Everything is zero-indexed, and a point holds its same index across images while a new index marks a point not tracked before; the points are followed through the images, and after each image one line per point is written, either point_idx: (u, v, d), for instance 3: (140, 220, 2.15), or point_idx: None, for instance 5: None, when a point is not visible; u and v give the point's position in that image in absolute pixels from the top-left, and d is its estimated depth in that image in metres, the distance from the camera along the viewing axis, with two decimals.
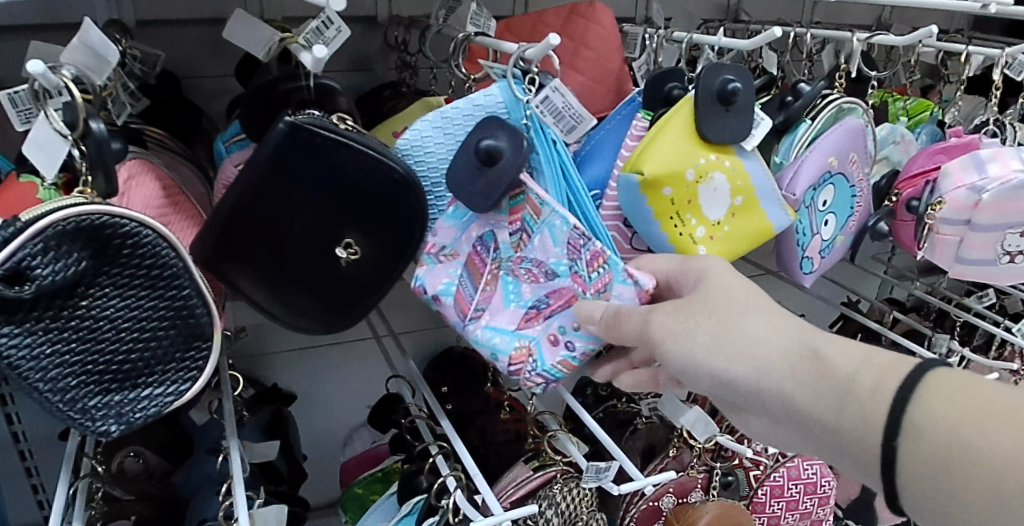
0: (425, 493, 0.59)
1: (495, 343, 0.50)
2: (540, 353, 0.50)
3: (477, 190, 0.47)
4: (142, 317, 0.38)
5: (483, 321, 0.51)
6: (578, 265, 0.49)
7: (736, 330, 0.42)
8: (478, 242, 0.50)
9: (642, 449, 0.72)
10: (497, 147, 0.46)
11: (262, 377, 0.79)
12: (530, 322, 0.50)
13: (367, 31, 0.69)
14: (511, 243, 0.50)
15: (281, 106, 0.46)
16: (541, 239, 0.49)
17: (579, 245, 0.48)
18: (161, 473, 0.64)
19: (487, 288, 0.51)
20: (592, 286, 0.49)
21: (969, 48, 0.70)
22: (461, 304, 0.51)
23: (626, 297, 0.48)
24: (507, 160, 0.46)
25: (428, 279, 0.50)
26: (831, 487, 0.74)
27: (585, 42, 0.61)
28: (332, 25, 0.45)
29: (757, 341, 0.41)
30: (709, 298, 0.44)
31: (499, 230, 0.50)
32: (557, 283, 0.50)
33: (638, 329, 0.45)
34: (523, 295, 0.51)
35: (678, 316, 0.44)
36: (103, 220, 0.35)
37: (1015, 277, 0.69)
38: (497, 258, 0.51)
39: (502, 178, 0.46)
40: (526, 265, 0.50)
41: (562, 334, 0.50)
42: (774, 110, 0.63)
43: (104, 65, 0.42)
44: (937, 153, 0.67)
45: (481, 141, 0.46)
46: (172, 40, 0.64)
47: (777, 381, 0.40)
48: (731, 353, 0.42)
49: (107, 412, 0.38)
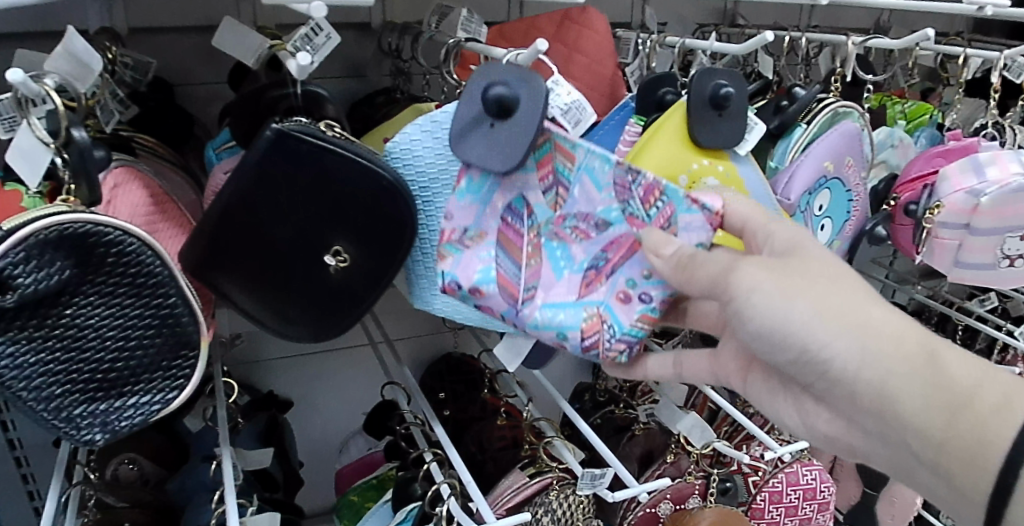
0: (419, 501, 0.59)
1: (561, 319, 0.47)
2: (615, 316, 0.46)
3: (490, 144, 0.45)
4: (128, 326, 0.38)
5: (537, 300, 0.48)
6: (630, 205, 0.45)
7: (851, 315, 0.40)
8: (507, 212, 0.48)
9: (639, 455, 0.72)
10: (506, 93, 0.43)
11: (258, 383, 0.79)
12: (592, 288, 0.47)
13: (361, 38, 0.69)
14: (547, 202, 0.47)
15: (268, 113, 0.47)
16: (582, 188, 0.46)
17: (628, 182, 0.44)
18: (157, 480, 0.64)
19: (533, 263, 0.48)
20: (655, 223, 0.44)
21: (967, 51, 0.70)
22: (509, 287, 0.48)
23: (697, 225, 0.43)
24: (521, 106, 0.43)
25: (459, 272, 0.49)
26: (831, 493, 0.73)
27: (578, 48, 0.61)
28: (321, 32, 0.45)
29: (878, 334, 0.40)
30: (813, 263, 0.40)
31: (531, 191, 0.47)
32: (614, 232, 0.46)
33: (734, 290, 0.40)
34: (576, 261, 0.48)
35: (784, 282, 0.40)
36: (86, 229, 0.35)
37: (1016, 280, 0.68)
38: (535, 225, 0.48)
39: (520, 126, 0.44)
40: (572, 223, 0.47)
41: (632, 288, 0.46)
42: (769, 115, 0.62)
43: (87, 73, 0.42)
44: (936, 157, 0.67)
45: (489, 88, 0.44)
46: (164, 48, 0.64)
47: (879, 377, 0.40)
48: (842, 337, 0.40)
49: (93, 420, 0.38)
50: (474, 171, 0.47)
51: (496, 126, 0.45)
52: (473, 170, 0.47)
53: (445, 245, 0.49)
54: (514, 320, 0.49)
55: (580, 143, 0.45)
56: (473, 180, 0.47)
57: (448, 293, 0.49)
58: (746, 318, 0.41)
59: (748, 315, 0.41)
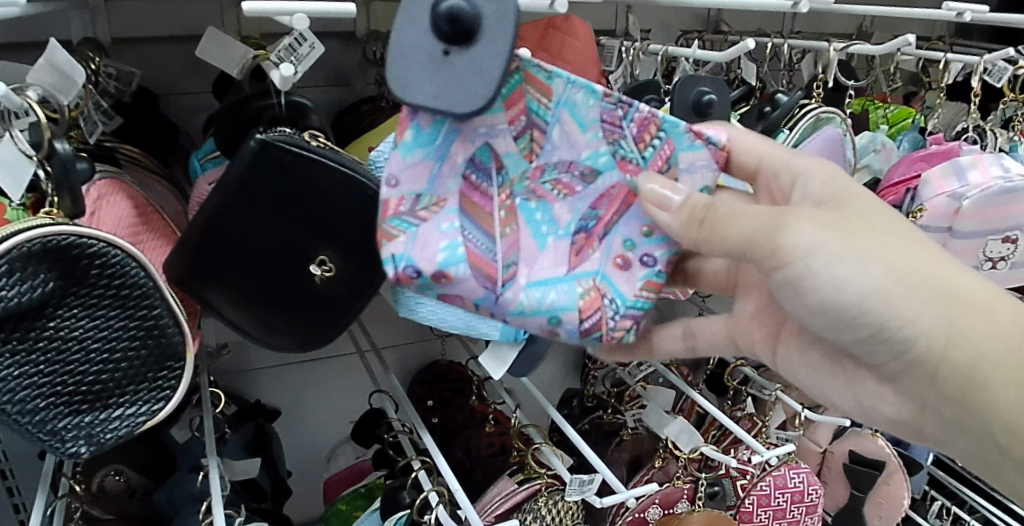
0: (408, 509, 0.59)
1: (553, 300, 0.45)
2: (614, 286, 0.46)
3: (445, 81, 0.38)
4: (112, 337, 0.37)
5: (524, 279, 0.45)
6: (621, 146, 0.43)
7: (924, 276, 0.40)
8: (469, 168, 0.43)
9: (628, 460, 0.73)
10: (465, 4, 0.36)
11: (245, 392, 0.79)
12: (584, 256, 0.46)
13: (346, 47, 0.70)
14: (520, 151, 0.43)
15: (252, 123, 0.47)
16: (562, 130, 0.43)
17: (618, 118, 0.42)
18: (143, 491, 0.64)
19: (509, 232, 0.45)
20: (653, 165, 0.43)
21: (948, 56, 0.71)
22: (484, 266, 0.45)
23: (699, 164, 0.43)
24: (486, 21, 0.37)
25: (417, 255, 0.43)
26: (819, 496, 0.74)
27: (562, 57, 0.62)
28: (305, 42, 0.45)
29: (950, 294, 0.40)
30: (874, 221, 0.40)
31: (498, 136, 0.43)
32: (603, 182, 0.44)
33: (797, 256, 0.39)
34: (560, 224, 0.45)
35: (855, 243, 0.39)
36: (70, 241, 0.35)
37: (998, 283, 0.69)
38: (506, 183, 0.44)
39: (488, 49, 0.37)
40: (552, 175, 0.44)
41: (631, 251, 0.45)
42: (753, 119, 0.64)
43: (69, 85, 0.42)
44: (919, 161, 0.68)
45: (440, 2, 0.36)
46: (148, 59, 0.64)
47: (946, 336, 0.41)
48: (913, 302, 0.40)
49: (77, 433, 0.38)
50: (423, 119, 0.41)
51: (453, 54, 0.37)
52: (421, 118, 0.41)
53: (393, 219, 0.43)
54: (493, 307, 0.46)
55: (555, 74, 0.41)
56: (423, 130, 0.42)
57: (403, 280, 0.44)
58: (809, 288, 0.40)
59: (816, 284, 0.40)
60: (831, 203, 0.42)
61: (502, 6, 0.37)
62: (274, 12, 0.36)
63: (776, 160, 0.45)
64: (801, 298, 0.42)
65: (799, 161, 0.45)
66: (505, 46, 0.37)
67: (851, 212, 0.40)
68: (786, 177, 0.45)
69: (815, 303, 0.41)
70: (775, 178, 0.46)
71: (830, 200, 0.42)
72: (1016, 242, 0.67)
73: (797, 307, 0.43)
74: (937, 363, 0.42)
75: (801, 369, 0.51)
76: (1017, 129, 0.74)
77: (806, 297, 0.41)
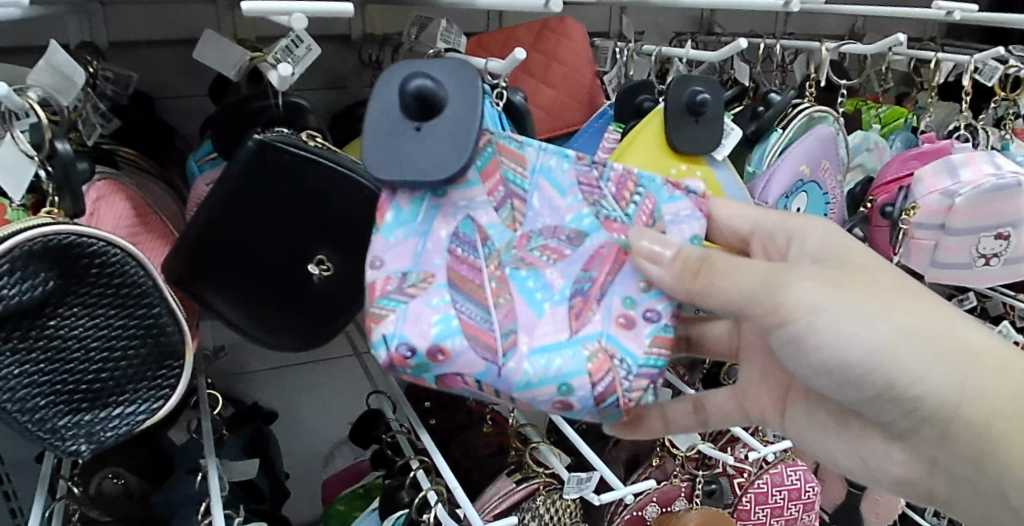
0: (407, 508, 0.59)
1: (561, 366, 0.40)
2: (623, 346, 0.41)
3: (426, 149, 0.39)
4: (112, 336, 0.38)
5: (523, 347, 0.40)
6: (603, 206, 0.43)
7: (928, 332, 0.40)
8: (454, 242, 0.41)
9: (626, 459, 0.74)
10: (431, 83, 0.39)
11: (242, 394, 0.79)
12: (585, 319, 0.41)
13: (341, 49, 0.70)
14: (503, 221, 0.42)
15: (250, 125, 0.48)
16: (542, 196, 0.42)
17: (594, 180, 0.43)
18: (140, 494, 0.63)
19: (503, 302, 0.41)
20: (638, 220, 0.43)
21: (939, 55, 0.71)
22: (481, 337, 0.40)
23: (685, 214, 0.43)
24: (453, 97, 0.39)
25: (410, 331, 0.39)
26: (815, 493, 0.74)
27: (557, 57, 0.64)
28: (302, 43, 0.46)
29: (954, 349, 0.41)
30: (878, 281, 0.41)
31: (479, 209, 0.41)
32: (592, 243, 0.42)
33: (800, 313, 0.40)
34: (555, 290, 0.41)
35: (857, 304, 0.40)
36: (70, 240, 0.36)
37: (990, 280, 0.69)
38: (494, 253, 0.41)
39: (456, 119, 0.39)
40: (539, 241, 0.42)
41: (632, 309, 0.42)
42: (747, 120, 0.63)
43: (70, 86, 0.42)
44: (912, 159, 0.68)
45: (408, 81, 0.39)
46: (145, 62, 0.65)
47: (955, 393, 0.41)
48: (915, 359, 0.40)
49: (77, 431, 0.38)
50: (403, 200, 0.41)
51: (424, 128, 0.39)
52: (401, 198, 0.41)
53: (382, 299, 0.40)
54: (496, 382, 0.40)
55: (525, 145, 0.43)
56: (403, 209, 0.41)
57: (397, 364, 0.40)
58: (813, 345, 0.41)
59: (818, 342, 0.41)
60: (833, 259, 0.42)
61: (467, 81, 0.39)
62: (272, 12, 0.36)
63: (771, 221, 0.46)
64: (804, 356, 0.42)
65: (794, 222, 0.45)
66: (473, 115, 0.39)
67: (855, 272, 0.41)
68: (782, 237, 0.45)
69: (818, 361, 0.42)
70: (772, 239, 0.46)
71: (831, 258, 0.42)
72: (1009, 238, 0.66)
73: (799, 365, 0.43)
74: (946, 418, 0.42)
75: (807, 430, 0.51)
76: (1009, 127, 0.75)
77: (809, 355, 0.42)
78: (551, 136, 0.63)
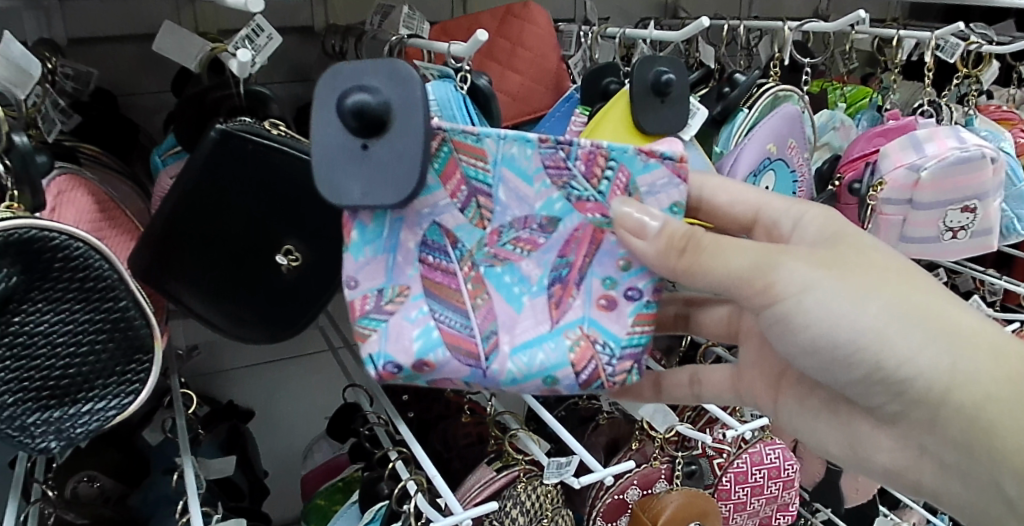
0: (387, 500, 0.58)
1: (543, 360, 0.42)
2: (604, 330, 0.42)
3: (376, 175, 0.38)
4: (78, 331, 0.37)
5: (505, 346, 0.42)
6: (574, 187, 0.41)
7: (923, 310, 0.40)
8: (424, 250, 0.41)
9: (605, 444, 0.72)
10: (370, 96, 0.37)
11: (217, 393, 0.80)
12: (565, 306, 0.42)
13: (304, 42, 0.71)
14: (470, 221, 0.41)
15: (213, 113, 0.49)
16: (507, 188, 0.41)
17: (561, 160, 0.40)
18: (117, 496, 0.64)
19: (481, 303, 0.42)
20: (613, 195, 0.41)
21: (900, 32, 0.71)
22: (462, 345, 0.41)
23: (661, 183, 0.41)
24: (394, 107, 0.37)
25: (393, 349, 0.41)
26: (795, 470, 0.75)
27: (521, 42, 0.65)
28: (262, 33, 0.47)
29: (951, 332, 0.40)
30: (870, 260, 0.41)
31: (444, 213, 0.41)
32: (566, 227, 0.42)
33: (790, 293, 0.40)
34: (532, 281, 0.42)
35: (851, 284, 0.40)
36: (31, 234, 0.35)
37: (958, 253, 0.69)
38: (465, 255, 0.42)
39: (404, 133, 0.37)
40: (510, 234, 0.42)
41: (613, 289, 0.42)
42: (713, 101, 0.64)
43: (26, 79, 0.44)
44: (877, 137, 0.69)
45: (346, 96, 0.37)
46: (107, 58, 0.65)
47: (945, 375, 0.40)
48: (907, 340, 0.40)
49: (46, 428, 0.37)
50: (366, 216, 0.40)
51: (371, 145, 0.37)
52: (363, 215, 0.40)
53: (362, 320, 0.41)
54: (482, 382, 0.42)
55: (483, 134, 0.40)
56: (367, 227, 0.40)
57: (387, 378, 0.42)
58: (801, 325, 0.41)
59: (806, 321, 0.40)
60: (828, 241, 0.42)
61: (407, 87, 0.37)
62: None
63: (776, 206, 0.46)
64: (792, 336, 0.42)
65: (798, 205, 0.45)
66: (419, 126, 0.37)
67: (849, 252, 0.41)
68: (786, 223, 0.45)
69: (806, 340, 0.42)
70: (775, 226, 0.46)
71: (828, 241, 0.42)
72: (975, 211, 0.67)
73: (788, 345, 0.43)
74: (938, 401, 0.41)
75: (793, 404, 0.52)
76: (972, 103, 0.76)
77: (797, 335, 0.42)
78: (520, 121, 0.65)
